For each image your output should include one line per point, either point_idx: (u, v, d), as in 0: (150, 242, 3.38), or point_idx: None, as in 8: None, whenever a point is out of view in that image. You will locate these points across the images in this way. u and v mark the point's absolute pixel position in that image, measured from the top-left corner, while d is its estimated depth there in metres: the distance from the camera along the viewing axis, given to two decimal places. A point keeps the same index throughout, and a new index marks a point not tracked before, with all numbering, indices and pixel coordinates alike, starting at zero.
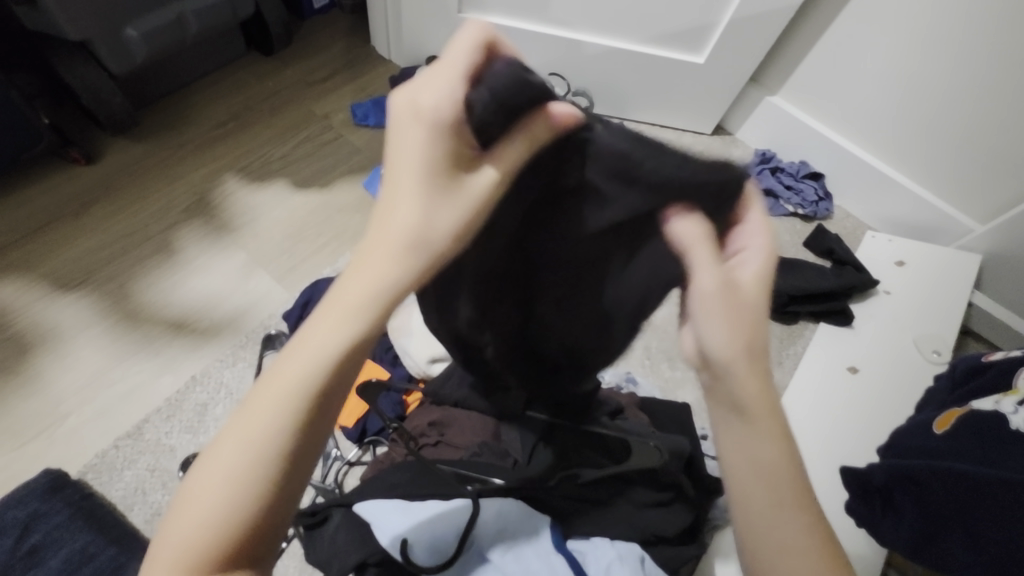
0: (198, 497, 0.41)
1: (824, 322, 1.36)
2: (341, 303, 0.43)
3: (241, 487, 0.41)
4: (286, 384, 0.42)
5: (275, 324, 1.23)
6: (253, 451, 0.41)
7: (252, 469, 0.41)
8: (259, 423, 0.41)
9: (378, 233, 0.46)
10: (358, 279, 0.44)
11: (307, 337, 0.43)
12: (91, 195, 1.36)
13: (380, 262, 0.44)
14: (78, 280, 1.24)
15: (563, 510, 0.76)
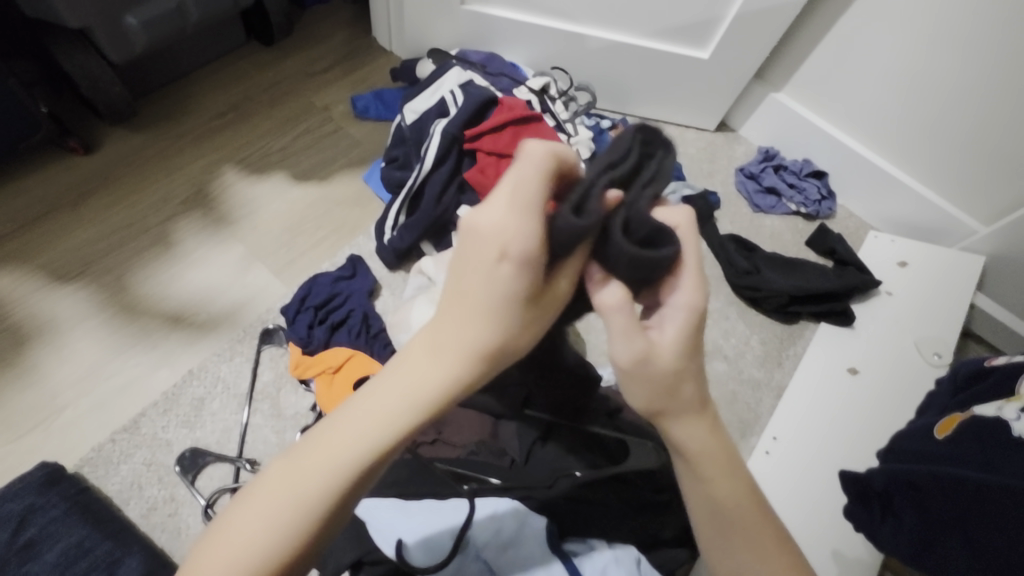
0: (234, 544, 0.43)
1: (826, 323, 1.35)
2: (397, 394, 0.44)
3: (275, 548, 0.43)
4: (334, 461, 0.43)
5: (272, 318, 1.22)
6: (292, 515, 0.43)
7: (290, 534, 0.43)
8: (303, 490, 0.43)
9: (451, 326, 0.44)
10: (414, 372, 0.44)
11: (362, 421, 0.44)
12: (89, 185, 1.35)
13: (448, 361, 0.44)
14: (76, 272, 1.23)
15: (563, 513, 0.74)
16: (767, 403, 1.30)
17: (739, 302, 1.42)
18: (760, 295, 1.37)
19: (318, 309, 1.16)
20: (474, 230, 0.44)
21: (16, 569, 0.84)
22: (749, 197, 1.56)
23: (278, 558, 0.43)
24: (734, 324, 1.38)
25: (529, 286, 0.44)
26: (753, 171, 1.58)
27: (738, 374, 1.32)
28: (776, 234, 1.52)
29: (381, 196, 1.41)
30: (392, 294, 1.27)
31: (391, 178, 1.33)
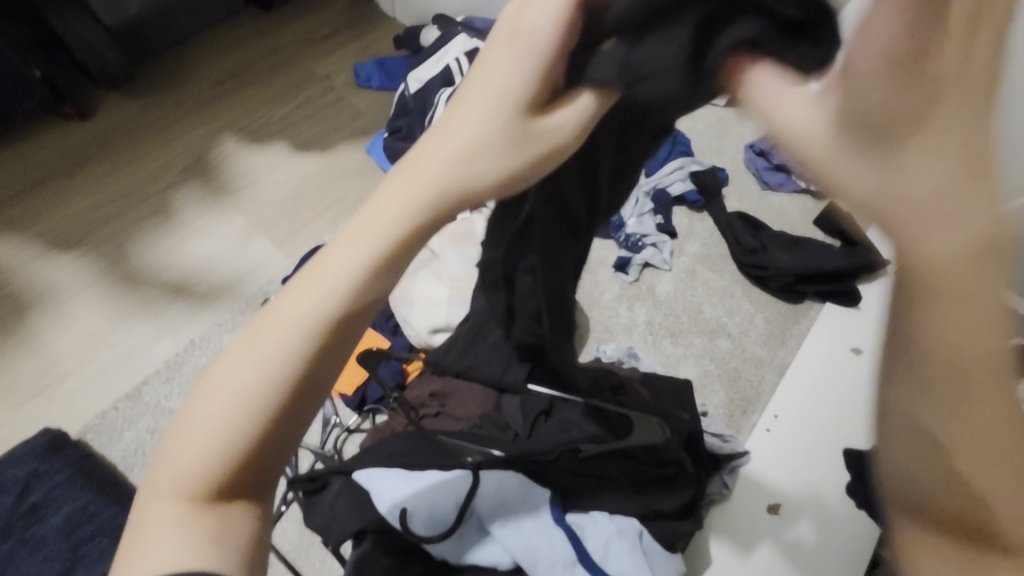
0: (197, 419, 0.40)
1: (832, 302, 1.34)
2: (358, 229, 0.38)
3: (235, 415, 0.39)
4: (284, 336, 0.39)
5: (274, 289, 1.21)
6: (248, 400, 0.39)
7: (247, 420, 0.39)
8: (256, 372, 0.39)
9: (401, 171, 0.39)
10: (377, 205, 0.38)
11: (323, 265, 0.39)
12: (86, 152, 1.33)
13: (404, 192, 0.38)
14: (75, 239, 1.22)
15: (564, 484, 0.75)
16: (770, 380, 1.30)
17: (745, 280, 1.40)
18: (765, 274, 1.37)
19: None
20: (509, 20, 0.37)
21: (23, 531, 0.86)
22: (758, 174, 1.53)
23: (237, 428, 0.39)
24: (739, 302, 1.37)
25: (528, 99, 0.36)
26: (763, 148, 1.55)
27: (741, 352, 1.31)
28: (784, 213, 1.50)
29: (384, 168, 1.39)
30: None
31: (394, 150, 1.30)
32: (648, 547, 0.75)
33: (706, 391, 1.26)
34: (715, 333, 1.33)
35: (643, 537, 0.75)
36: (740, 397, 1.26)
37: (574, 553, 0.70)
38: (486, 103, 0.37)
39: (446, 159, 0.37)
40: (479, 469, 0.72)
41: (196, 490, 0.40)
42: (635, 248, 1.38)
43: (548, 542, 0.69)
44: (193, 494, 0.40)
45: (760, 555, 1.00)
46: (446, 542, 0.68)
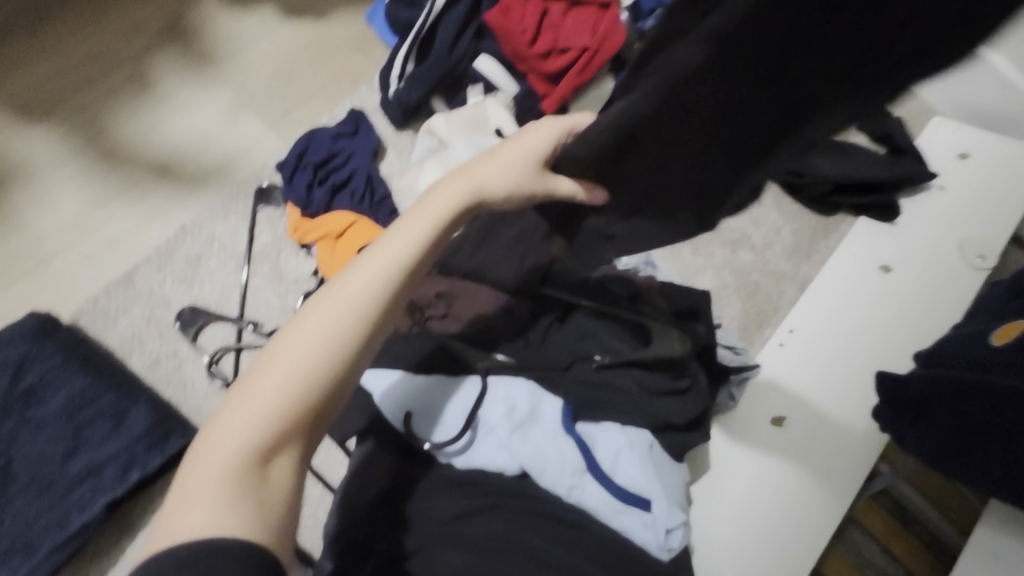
0: (256, 392, 0.46)
1: (865, 217, 1.25)
2: (413, 230, 0.54)
3: (296, 375, 0.46)
4: (349, 301, 0.50)
5: (268, 175, 1.11)
6: (311, 356, 0.47)
7: (309, 374, 0.47)
8: (321, 332, 0.48)
9: (431, 196, 0.56)
10: (423, 213, 0.55)
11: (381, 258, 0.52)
12: (47, 6, 1.17)
13: (444, 207, 0.55)
14: (46, 107, 1.10)
15: (576, 389, 0.72)
16: (790, 295, 1.24)
17: (777, 189, 1.30)
18: (802, 182, 1.25)
19: (317, 168, 1.05)
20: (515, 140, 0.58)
21: (22, 412, 0.85)
22: None
23: (294, 391, 0.46)
24: (766, 212, 1.29)
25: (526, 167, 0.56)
26: None
27: (762, 265, 1.25)
28: None
29: (386, 41, 1.22)
30: (398, 156, 1.14)
31: (398, 19, 1.13)
32: (658, 460, 0.72)
33: (722, 303, 1.21)
34: (738, 245, 1.26)
35: (654, 451, 0.72)
36: (756, 311, 1.21)
37: (583, 462, 0.67)
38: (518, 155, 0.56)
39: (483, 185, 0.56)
40: (490, 375, 0.70)
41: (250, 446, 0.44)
42: None
43: (558, 452, 0.66)
44: (247, 454, 0.44)
45: (759, 464, 1.01)
46: (456, 446, 0.66)
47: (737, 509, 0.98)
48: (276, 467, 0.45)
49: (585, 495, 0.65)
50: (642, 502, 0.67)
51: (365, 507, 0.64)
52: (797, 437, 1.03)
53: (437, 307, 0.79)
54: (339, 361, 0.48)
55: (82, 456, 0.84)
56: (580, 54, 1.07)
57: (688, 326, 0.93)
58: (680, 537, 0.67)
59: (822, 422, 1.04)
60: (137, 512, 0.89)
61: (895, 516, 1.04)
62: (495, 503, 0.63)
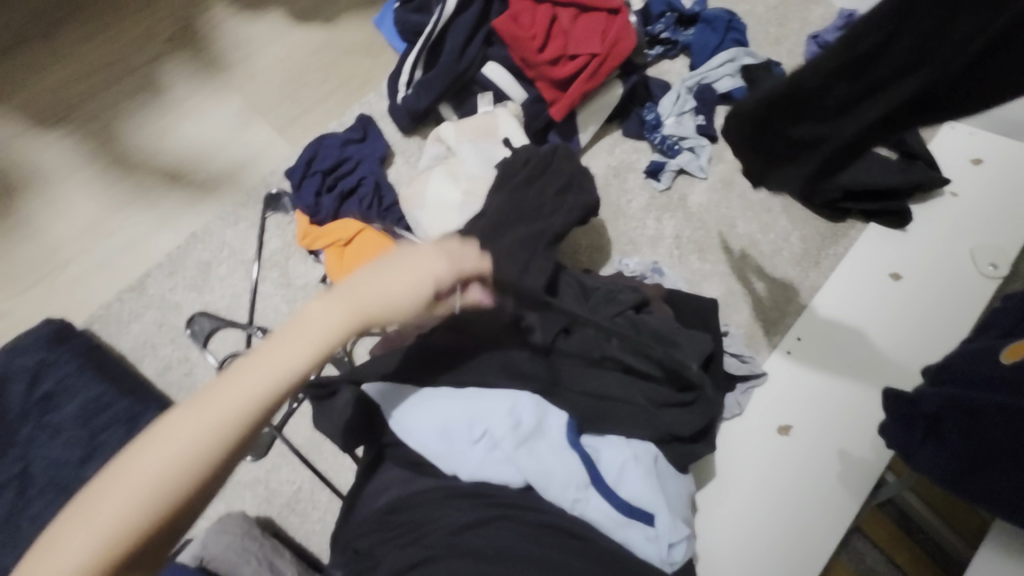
0: (122, 484, 0.45)
1: (876, 224, 1.24)
2: (304, 333, 0.53)
3: (169, 475, 0.46)
4: (231, 406, 0.49)
5: (277, 182, 1.12)
6: (165, 472, 0.46)
7: (162, 489, 0.46)
8: (178, 445, 0.47)
9: (314, 307, 0.54)
10: (318, 316, 0.54)
11: (269, 362, 0.51)
12: (59, 13, 1.18)
13: (339, 320, 0.54)
14: (59, 114, 1.12)
15: (578, 401, 0.73)
16: (798, 303, 1.23)
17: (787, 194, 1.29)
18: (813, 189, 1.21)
19: (326, 175, 1.05)
20: (410, 255, 0.60)
21: (38, 418, 0.87)
22: None
23: (162, 493, 0.46)
24: (776, 218, 1.28)
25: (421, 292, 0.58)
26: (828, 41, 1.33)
27: (771, 272, 1.24)
28: None
29: (395, 46, 1.22)
30: (406, 163, 1.14)
31: (407, 24, 1.12)
32: (663, 473, 0.72)
33: (729, 310, 1.20)
34: (746, 251, 1.25)
35: (658, 465, 0.73)
36: (765, 317, 1.20)
37: (587, 476, 0.67)
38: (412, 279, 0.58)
39: (381, 297, 0.56)
40: (493, 389, 0.71)
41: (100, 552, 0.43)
42: (670, 152, 1.23)
43: (563, 467, 0.67)
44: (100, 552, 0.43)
45: (765, 472, 1.01)
46: (460, 460, 0.67)
47: (742, 519, 0.98)
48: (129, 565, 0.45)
49: (589, 508, 0.66)
50: (645, 515, 0.67)
51: (371, 517, 0.66)
52: (803, 447, 1.03)
53: None
54: (193, 477, 0.47)
55: (97, 461, 0.85)
56: (588, 61, 1.07)
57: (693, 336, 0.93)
58: (684, 550, 0.68)
59: (829, 430, 1.04)
60: None
61: (898, 523, 1.03)
62: (501, 513, 0.62)
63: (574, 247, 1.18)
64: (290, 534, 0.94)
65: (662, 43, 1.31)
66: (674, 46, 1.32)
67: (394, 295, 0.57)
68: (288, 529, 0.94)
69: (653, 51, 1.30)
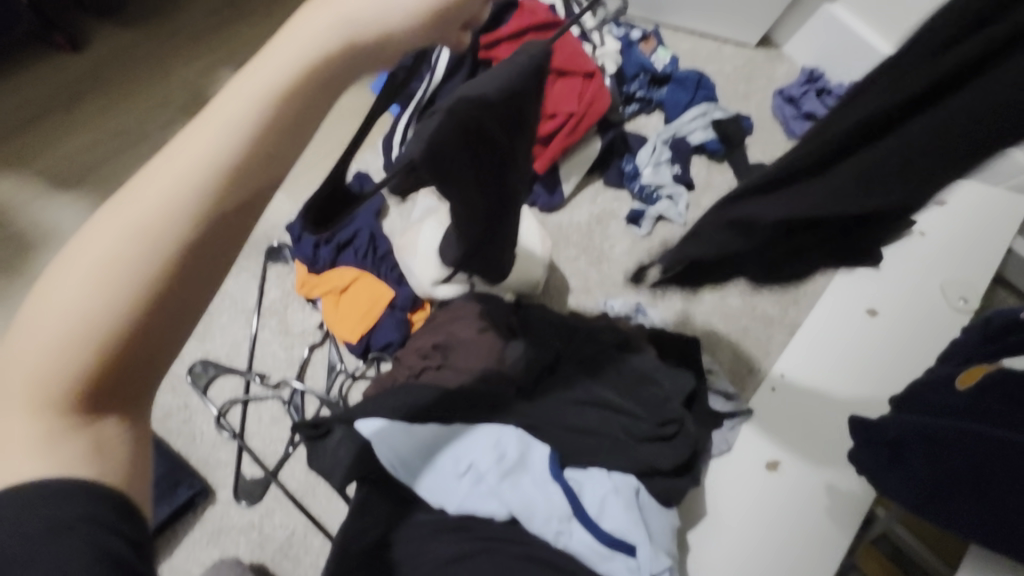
0: (37, 333, 0.32)
1: (851, 262, 1.30)
2: (243, 87, 0.35)
3: (95, 310, 0.31)
4: (160, 205, 0.33)
5: (279, 235, 1.19)
6: (86, 302, 0.31)
7: (92, 327, 0.32)
8: (85, 281, 0.31)
9: (252, 62, 0.35)
10: (263, 62, 0.36)
11: (196, 141, 0.34)
12: (82, 86, 1.29)
13: (289, 60, 0.36)
14: (75, 178, 1.20)
15: (562, 436, 0.76)
16: (779, 339, 1.28)
17: None
18: None
19: (324, 228, 1.12)
20: None
21: None
22: (785, 122, 1.44)
23: (97, 335, 0.32)
24: None
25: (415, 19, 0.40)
26: (793, 94, 1.45)
27: (752, 310, 1.29)
28: None
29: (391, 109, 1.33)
30: (399, 215, 1.21)
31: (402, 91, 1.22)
32: (645, 505, 0.75)
33: (713, 348, 1.25)
34: (726, 291, 1.30)
35: (640, 498, 0.74)
36: (748, 355, 1.25)
37: (570, 507, 0.69)
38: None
39: (347, 25, 0.37)
40: (478, 424, 0.75)
41: (48, 422, 0.33)
42: (649, 201, 1.30)
43: (545, 499, 0.69)
44: (49, 422, 0.33)
45: (755, 508, 1.02)
46: (445, 493, 0.70)
47: (734, 557, 0.98)
48: (104, 424, 0.36)
49: (572, 540, 0.68)
50: (627, 547, 0.68)
51: (358, 555, 0.66)
52: (791, 481, 1.04)
53: (434, 360, 0.85)
54: (125, 321, 0.32)
55: None
56: (566, 119, 1.16)
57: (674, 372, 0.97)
58: None
59: (812, 464, 1.06)
60: None
61: (892, 560, 1.03)
62: (486, 546, 0.65)
63: (560, 290, 1.24)
64: None
65: (637, 101, 1.42)
66: (648, 103, 1.42)
67: (368, 26, 0.38)
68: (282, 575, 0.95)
69: (629, 108, 1.40)
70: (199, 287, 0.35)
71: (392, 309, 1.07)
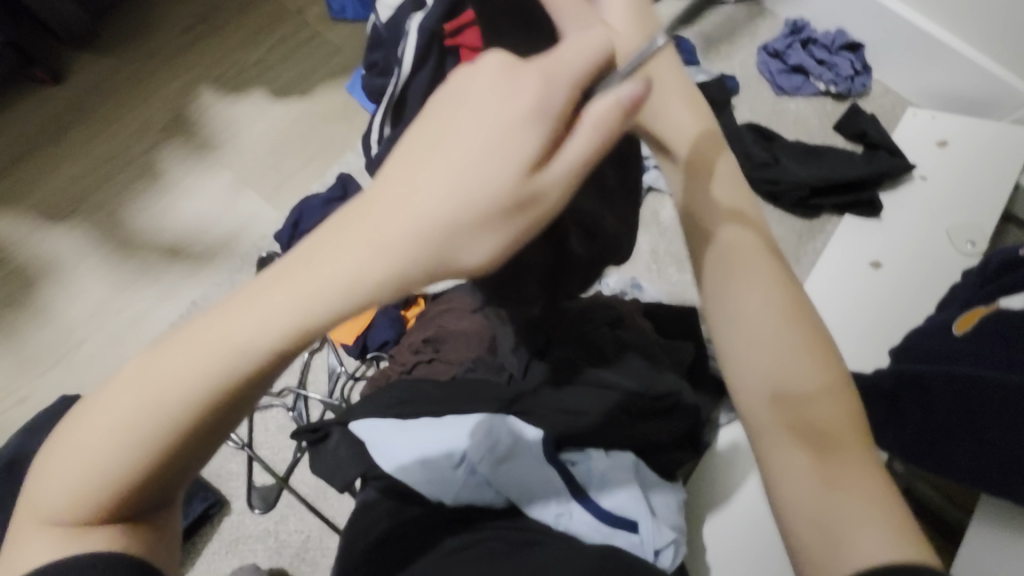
0: (80, 456, 0.37)
1: (850, 214, 1.27)
2: (286, 291, 0.35)
3: (127, 459, 0.37)
4: (184, 387, 0.36)
5: (268, 245, 1.20)
6: (119, 452, 0.37)
7: (121, 469, 0.37)
8: (108, 443, 0.37)
9: (297, 266, 0.35)
10: (306, 268, 0.34)
11: (229, 326, 0.35)
12: (65, 118, 1.30)
13: (330, 283, 0.34)
14: (68, 210, 1.22)
15: (558, 420, 0.72)
16: None
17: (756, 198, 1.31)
18: (777, 189, 1.28)
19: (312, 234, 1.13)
20: (454, 166, 0.34)
21: None
22: (773, 79, 1.41)
23: (126, 472, 0.37)
24: None
25: (481, 258, 0.34)
26: (777, 49, 1.43)
27: None
28: (800, 118, 1.39)
29: (368, 108, 1.33)
30: None
31: (373, 89, 1.06)
32: (646, 480, 0.74)
33: None
34: None
35: (639, 474, 0.73)
36: None
37: (567, 489, 0.68)
38: (453, 214, 0.34)
39: (398, 246, 0.34)
40: (473, 416, 0.71)
41: (73, 518, 0.39)
42: None
43: (543, 484, 0.68)
44: (72, 522, 0.39)
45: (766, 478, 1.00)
46: (443, 489, 0.67)
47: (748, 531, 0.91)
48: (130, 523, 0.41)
49: (573, 522, 0.67)
50: (629, 523, 0.68)
51: (362, 555, 0.65)
52: None
53: (426, 354, 0.84)
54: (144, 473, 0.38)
55: None
56: None
57: (669, 351, 0.92)
58: (671, 556, 0.68)
59: None
60: None
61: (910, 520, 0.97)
62: (481, 537, 0.64)
63: None
64: None
65: None
66: None
67: (422, 252, 0.34)
68: None
69: None
70: (207, 446, 0.39)
71: (385, 307, 1.08)
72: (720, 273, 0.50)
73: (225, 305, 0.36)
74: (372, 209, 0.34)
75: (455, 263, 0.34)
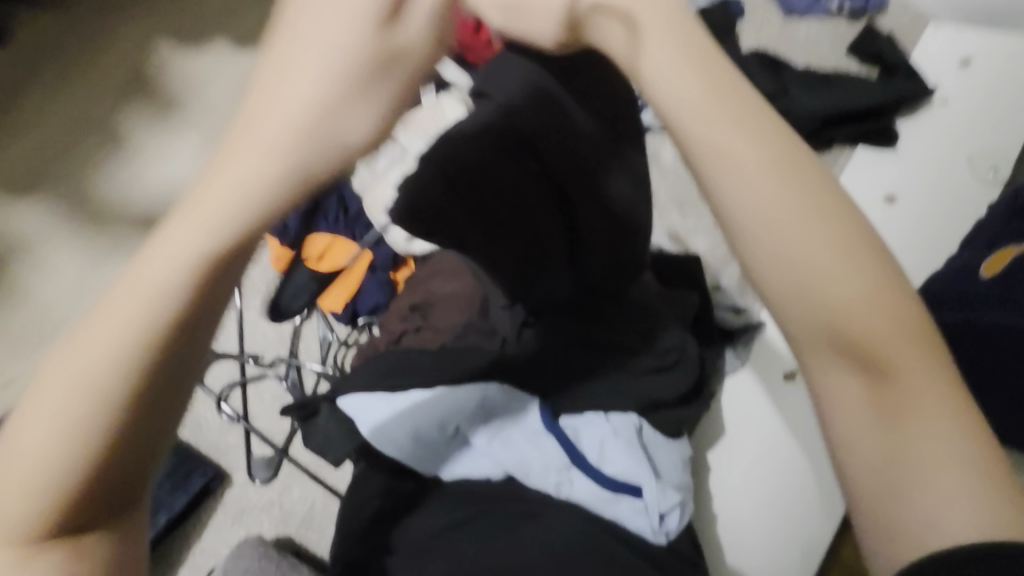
0: (15, 467, 0.32)
1: (865, 144, 1.17)
2: (202, 208, 0.33)
3: (69, 445, 0.32)
4: (114, 341, 0.32)
5: None
6: (58, 441, 0.32)
7: (64, 461, 0.32)
8: (43, 430, 0.32)
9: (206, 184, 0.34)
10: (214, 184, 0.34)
11: (154, 264, 0.32)
12: (15, 81, 1.21)
13: (245, 187, 0.34)
14: (31, 181, 1.15)
15: (553, 386, 0.70)
16: None
17: None
18: (788, 121, 1.18)
19: None
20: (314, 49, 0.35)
21: None
22: None
23: (71, 465, 0.32)
24: None
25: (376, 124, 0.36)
26: None
27: None
28: (811, 42, 1.28)
29: None
30: None
31: None
32: (650, 441, 0.71)
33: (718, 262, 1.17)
34: None
35: (643, 438, 0.70)
36: None
37: (567, 457, 0.66)
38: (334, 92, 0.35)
39: (293, 135, 0.34)
40: (458, 384, 0.68)
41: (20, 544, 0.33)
42: None
43: (540, 455, 0.65)
44: (20, 547, 0.33)
45: None
46: (432, 459, 0.67)
47: (749, 472, 0.90)
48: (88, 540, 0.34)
49: (573, 490, 0.65)
50: (631, 489, 0.65)
51: (357, 530, 0.65)
52: None
53: (416, 321, 0.79)
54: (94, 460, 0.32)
55: None
56: None
57: (678, 304, 0.88)
58: (677, 519, 0.65)
59: None
60: (174, 549, 0.94)
61: None
62: (479, 509, 0.63)
63: None
64: (312, 549, 0.97)
65: None
66: None
67: (318, 128, 0.35)
68: (308, 545, 0.97)
69: None
70: (165, 414, 0.34)
71: (374, 271, 1.02)
72: (762, 213, 0.35)
73: (141, 251, 0.33)
74: (258, 113, 0.35)
75: (348, 135, 0.35)
